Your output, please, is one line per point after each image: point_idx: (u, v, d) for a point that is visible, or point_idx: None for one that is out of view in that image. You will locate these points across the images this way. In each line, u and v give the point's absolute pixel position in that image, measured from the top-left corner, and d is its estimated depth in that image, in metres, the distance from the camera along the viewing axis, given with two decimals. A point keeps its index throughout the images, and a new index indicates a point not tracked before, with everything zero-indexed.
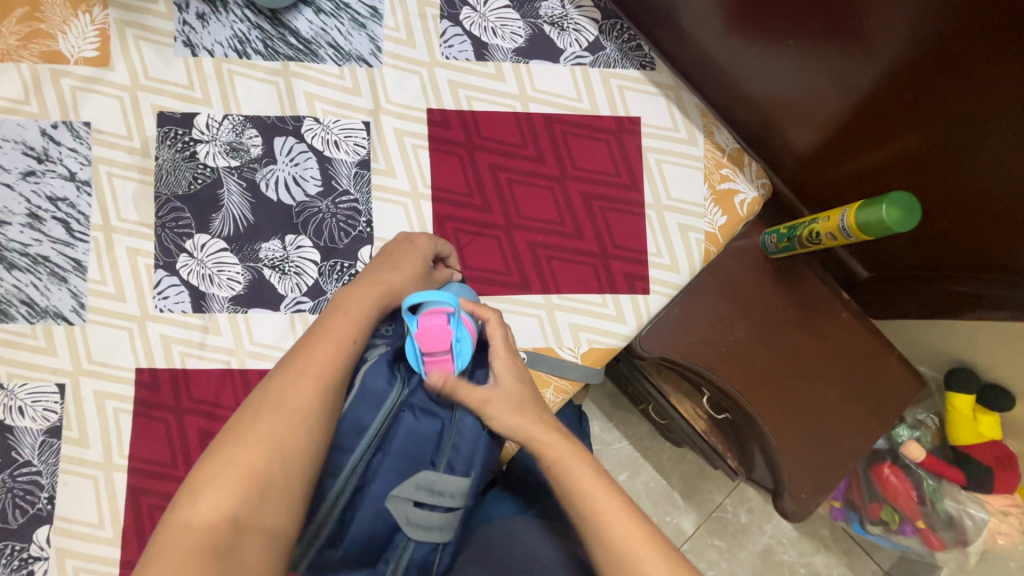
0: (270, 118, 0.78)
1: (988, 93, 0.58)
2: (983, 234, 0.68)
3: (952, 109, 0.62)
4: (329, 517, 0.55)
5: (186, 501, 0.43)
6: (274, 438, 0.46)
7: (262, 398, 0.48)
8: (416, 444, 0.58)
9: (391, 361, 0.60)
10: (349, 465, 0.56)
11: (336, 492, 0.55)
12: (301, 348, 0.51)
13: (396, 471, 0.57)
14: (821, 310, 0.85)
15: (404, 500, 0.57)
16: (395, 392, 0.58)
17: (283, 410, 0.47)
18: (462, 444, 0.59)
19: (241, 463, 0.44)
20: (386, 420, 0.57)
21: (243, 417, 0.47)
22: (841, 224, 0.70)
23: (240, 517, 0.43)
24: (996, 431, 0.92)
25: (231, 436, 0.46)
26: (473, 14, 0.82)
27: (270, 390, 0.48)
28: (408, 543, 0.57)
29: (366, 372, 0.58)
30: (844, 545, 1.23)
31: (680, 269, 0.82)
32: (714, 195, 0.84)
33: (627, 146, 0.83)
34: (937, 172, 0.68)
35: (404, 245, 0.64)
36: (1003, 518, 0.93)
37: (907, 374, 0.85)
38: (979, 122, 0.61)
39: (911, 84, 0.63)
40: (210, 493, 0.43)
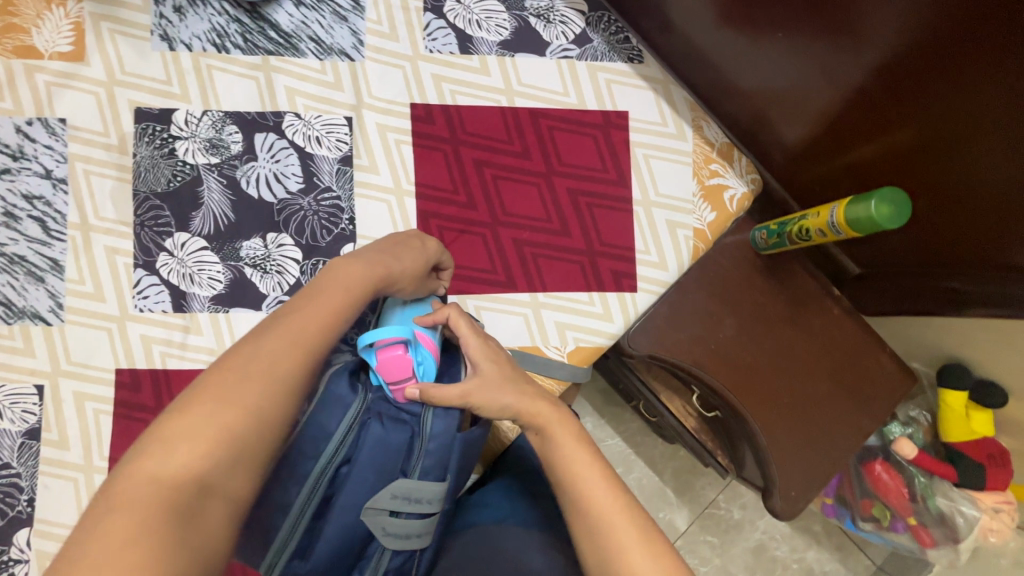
0: (250, 113, 0.77)
1: (985, 84, 0.56)
2: (974, 230, 0.66)
3: (947, 101, 0.60)
4: (298, 525, 0.54)
5: (156, 451, 0.40)
6: (258, 404, 0.45)
7: (250, 359, 0.47)
8: (385, 454, 0.56)
9: (353, 372, 0.59)
10: (315, 472, 0.55)
11: (303, 501, 0.54)
12: (290, 316, 0.50)
13: (363, 482, 0.55)
14: (812, 307, 0.84)
15: (381, 511, 0.56)
16: (359, 398, 0.57)
17: (271, 377, 0.46)
18: (435, 450, 0.58)
19: (223, 423, 0.43)
20: (351, 427, 0.56)
21: (226, 374, 0.45)
22: (830, 221, 0.68)
23: (211, 478, 0.41)
24: (989, 427, 0.91)
25: (212, 389, 0.44)
26: (457, 7, 0.80)
27: (260, 352, 0.47)
28: (385, 552, 0.57)
29: (330, 377, 0.57)
30: (837, 540, 1.23)
31: (668, 267, 0.81)
32: (703, 190, 0.82)
33: (615, 141, 0.81)
34: (928, 167, 0.66)
35: (407, 245, 0.61)
36: (995, 515, 0.92)
37: (898, 370, 0.85)
38: (975, 114, 0.59)
39: (905, 76, 0.61)
40: (185, 448, 0.41)
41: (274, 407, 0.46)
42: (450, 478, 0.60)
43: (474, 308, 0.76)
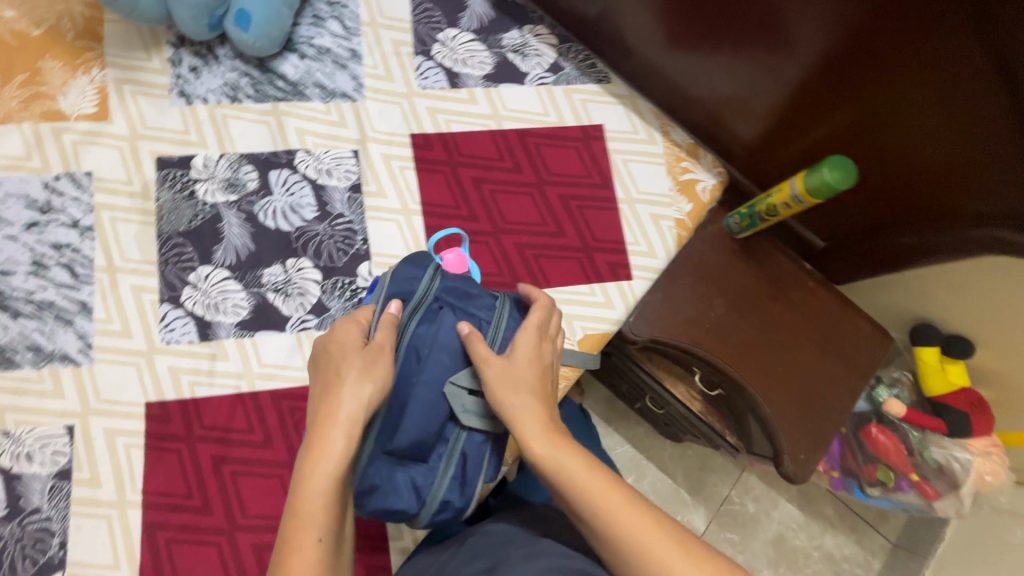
0: (264, 154, 0.84)
1: (903, 56, 0.67)
2: (918, 191, 0.77)
3: (872, 73, 0.71)
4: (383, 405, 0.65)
5: (303, 490, 0.53)
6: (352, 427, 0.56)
7: (329, 398, 0.57)
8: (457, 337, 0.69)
9: (420, 262, 0.72)
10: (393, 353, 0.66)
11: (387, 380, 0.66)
12: (339, 351, 0.60)
13: (440, 363, 0.67)
14: (789, 280, 0.92)
15: (460, 390, 0.68)
16: (426, 288, 0.69)
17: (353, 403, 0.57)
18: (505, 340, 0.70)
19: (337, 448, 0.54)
20: (421, 309, 0.69)
21: (316, 418, 0.57)
22: (792, 193, 0.77)
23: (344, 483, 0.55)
24: (964, 378, 1.00)
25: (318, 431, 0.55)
26: (443, 49, 0.91)
27: (333, 392, 0.57)
28: (461, 432, 0.68)
29: (398, 275, 0.70)
30: (849, 521, 1.36)
31: (657, 254, 0.88)
32: (678, 185, 0.90)
33: (595, 150, 0.90)
34: (871, 142, 0.77)
35: (336, 328, 0.62)
36: (987, 458, 0.98)
37: (873, 329, 0.93)
38: (899, 82, 0.69)
39: (842, 61, 0.72)
40: (316, 478, 0.53)
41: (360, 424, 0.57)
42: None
43: None
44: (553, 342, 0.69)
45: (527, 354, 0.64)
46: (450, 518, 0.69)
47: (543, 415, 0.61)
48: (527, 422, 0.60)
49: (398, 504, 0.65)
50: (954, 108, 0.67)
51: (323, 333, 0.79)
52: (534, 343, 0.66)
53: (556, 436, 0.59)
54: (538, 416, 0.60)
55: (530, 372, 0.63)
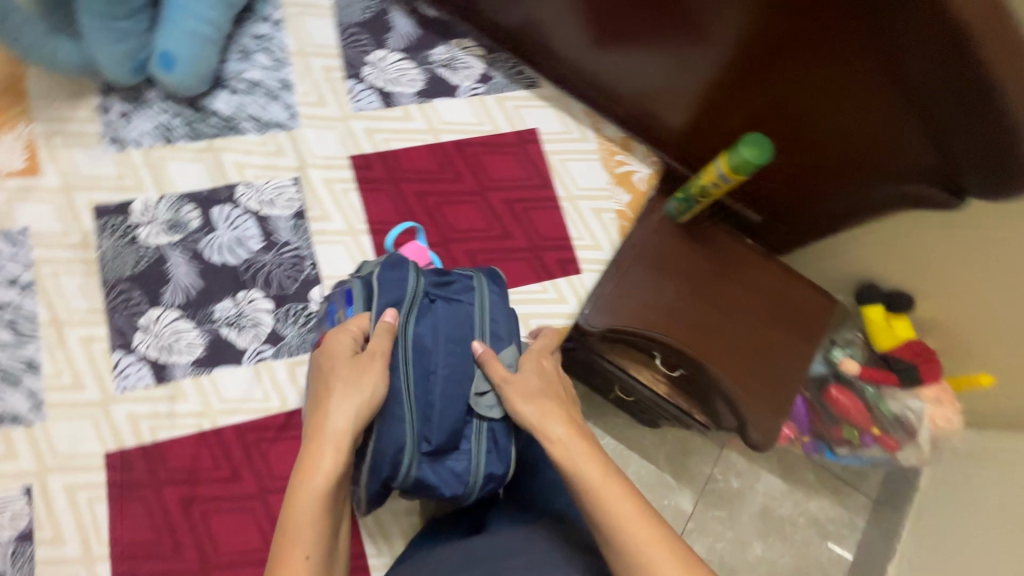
0: (204, 191, 0.84)
1: (800, 41, 0.70)
2: (833, 164, 0.81)
3: (784, 76, 0.75)
4: (411, 408, 0.66)
5: (292, 503, 0.55)
6: (339, 440, 0.58)
7: (321, 413, 0.60)
8: (457, 323, 0.72)
9: (401, 261, 0.73)
10: (404, 356, 0.67)
11: (407, 384, 0.66)
12: (331, 367, 0.63)
13: (451, 352, 0.70)
14: (732, 257, 0.96)
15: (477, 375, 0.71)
16: (415, 283, 0.71)
17: (342, 415, 0.60)
18: (498, 318, 0.75)
19: (325, 460, 0.57)
20: (413, 305, 0.70)
21: (308, 434, 0.60)
22: (717, 173, 0.80)
23: (333, 496, 0.56)
24: (909, 331, 1.06)
25: (309, 446, 0.58)
26: (374, 71, 0.93)
27: (323, 405, 0.61)
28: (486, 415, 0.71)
29: (384, 278, 0.71)
30: (831, 484, 1.40)
31: (602, 246, 0.92)
32: (615, 178, 0.94)
33: (532, 153, 0.93)
34: (785, 122, 0.81)
35: (328, 342, 0.65)
36: (939, 405, 1.03)
37: (817, 294, 0.97)
38: (807, 80, 0.74)
39: (750, 62, 0.77)
40: (303, 490, 0.56)
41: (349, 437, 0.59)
42: (516, 343, 0.75)
43: None
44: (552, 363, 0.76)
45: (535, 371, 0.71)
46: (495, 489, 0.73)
47: (559, 411, 0.67)
48: (549, 418, 0.66)
49: (447, 492, 0.69)
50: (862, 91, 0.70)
51: (281, 362, 0.80)
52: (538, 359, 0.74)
53: (574, 428, 0.65)
54: (557, 411, 0.67)
55: (538, 381, 0.70)
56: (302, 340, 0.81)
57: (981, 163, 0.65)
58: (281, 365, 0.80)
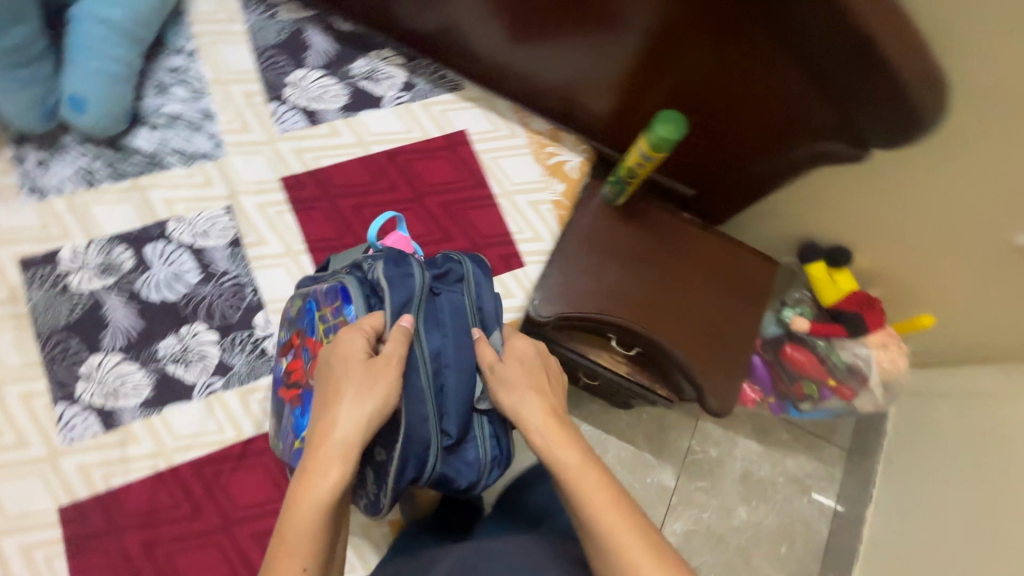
0: (134, 231, 0.83)
1: (701, 17, 0.73)
2: (748, 133, 0.84)
3: (689, 70, 0.80)
4: (431, 407, 0.68)
5: (291, 512, 0.56)
6: (348, 449, 0.58)
7: (330, 420, 0.59)
8: (459, 315, 0.74)
9: (398, 258, 0.73)
10: (418, 357, 0.69)
11: (424, 385, 0.68)
12: (342, 372, 0.62)
13: (459, 346, 0.72)
14: (672, 232, 0.98)
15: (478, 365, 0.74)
16: (421, 280, 0.71)
17: (350, 422, 0.59)
18: (491, 305, 0.77)
19: (332, 470, 0.57)
20: (421, 303, 0.71)
21: (313, 442, 0.59)
22: (639, 154, 0.82)
23: (336, 504, 0.57)
24: (853, 283, 1.09)
25: (314, 455, 0.58)
26: (295, 91, 0.93)
27: (331, 411, 0.59)
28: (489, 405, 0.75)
29: (388, 278, 0.70)
30: (805, 441, 1.45)
31: (543, 237, 0.92)
32: (547, 169, 0.95)
33: (464, 154, 0.93)
34: (699, 98, 0.83)
35: (342, 340, 0.64)
36: (886, 350, 1.07)
37: (757, 258, 1.00)
38: (707, 73, 0.79)
39: (651, 69, 0.83)
40: (304, 499, 0.56)
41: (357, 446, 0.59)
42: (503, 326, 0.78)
43: None
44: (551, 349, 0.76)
45: (528, 355, 0.71)
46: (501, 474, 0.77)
47: (542, 401, 0.66)
48: (528, 408, 0.65)
49: (464, 482, 0.73)
50: (755, 72, 0.75)
51: (232, 392, 0.79)
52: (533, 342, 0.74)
53: (556, 421, 0.64)
54: (539, 404, 0.66)
55: (523, 369, 0.69)
56: (251, 367, 0.80)
57: (878, 122, 0.68)
58: (233, 395, 0.79)
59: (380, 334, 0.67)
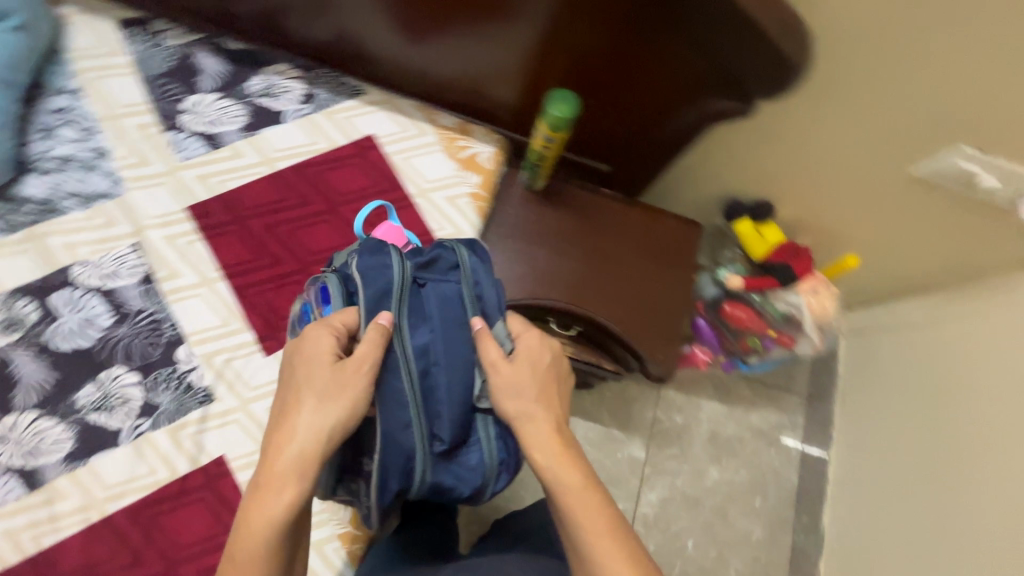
0: (36, 281, 0.80)
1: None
2: (643, 102, 0.86)
3: (574, 46, 0.82)
4: (416, 408, 0.68)
5: (245, 528, 0.55)
6: (306, 459, 0.56)
7: (288, 430, 0.57)
8: (448, 307, 0.72)
9: (379, 250, 0.71)
10: (401, 355, 0.68)
11: (408, 385, 0.67)
12: (303, 375, 0.60)
13: (448, 340, 0.70)
14: (593, 209, 1.00)
15: (472, 359, 0.71)
16: (400, 272, 0.70)
17: (310, 430, 0.57)
18: (486, 296, 0.74)
19: (290, 481, 0.56)
20: (404, 297, 0.70)
21: (270, 453, 0.57)
22: (540, 138, 0.83)
23: (295, 517, 0.56)
24: (779, 235, 1.11)
25: (270, 468, 0.56)
26: (192, 116, 0.91)
27: (290, 419, 0.58)
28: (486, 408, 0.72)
29: (367, 273, 0.69)
30: (766, 394, 1.47)
31: (465, 231, 0.90)
32: (461, 163, 0.93)
33: (373, 159, 0.92)
34: (590, 74, 0.85)
35: (308, 337, 0.62)
36: (817, 296, 1.10)
37: (679, 224, 1.03)
38: (592, 53, 0.81)
39: (540, 57, 0.85)
40: (259, 514, 0.55)
41: (317, 454, 0.57)
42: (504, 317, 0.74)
43: None
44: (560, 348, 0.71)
45: (528, 357, 0.68)
46: (511, 480, 0.76)
47: (547, 418, 0.64)
48: (531, 423, 0.64)
49: (465, 490, 0.72)
50: (633, 38, 0.77)
51: (161, 431, 0.77)
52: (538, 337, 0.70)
53: (559, 443, 0.63)
54: (543, 426, 0.64)
55: (532, 377, 0.66)
56: (179, 403, 0.78)
57: (753, 67, 0.70)
58: (162, 434, 0.77)
59: (353, 329, 0.66)
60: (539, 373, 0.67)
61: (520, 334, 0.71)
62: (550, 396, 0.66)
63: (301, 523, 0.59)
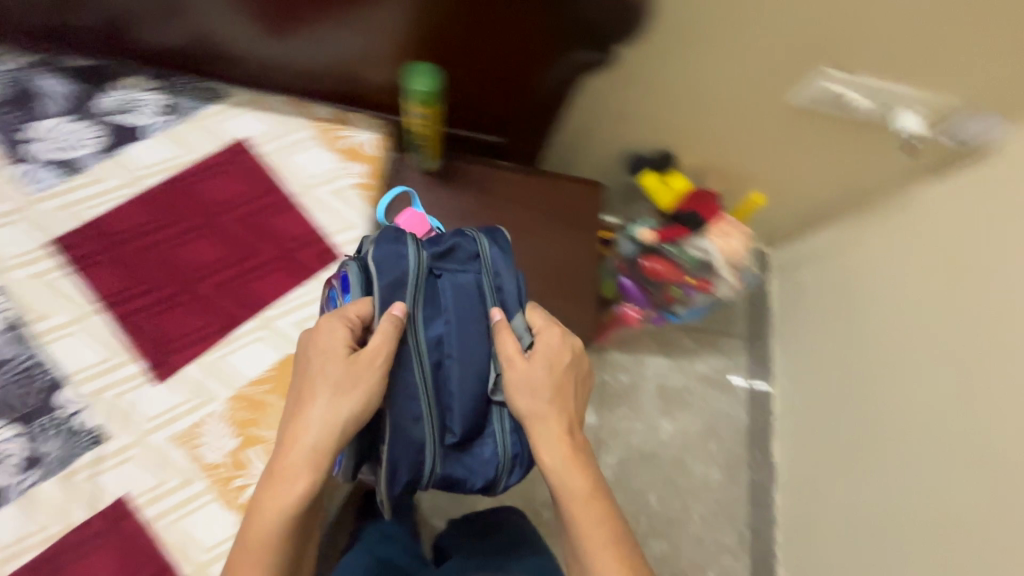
0: None
1: None
2: (513, 66, 0.84)
3: (430, 22, 0.79)
4: (428, 398, 0.68)
5: (252, 526, 0.58)
6: (312, 458, 0.59)
7: (294, 430, 0.59)
8: (464, 297, 0.71)
9: (397, 239, 0.70)
10: (414, 344, 0.68)
11: (419, 376, 0.67)
12: (315, 371, 0.61)
13: (463, 331, 0.70)
14: (489, 181, 0.98)
15: (487, 351, 0.71)
16: (417, 262, 0.69)
17: (318, 430, 0.59)
18: (503, 288, 0.73)
19: (296, 479, 0.58)
20: (421, 286, 0.69)
21: (280, 451, 0.60)
22: (412, 116, 0.80)
23: (300, 514, 0.59)
24: (685, 183, 1.12)
25: (278, 468, 0.59)
26: (42, 144, 0.84)
27: (298, 418, 0.60)
28: (498, 402, 0.72)
29: (382, 261, 0.68)
30: (706, 339, 1.48)
31: (355, 223, 0.88)
32: (342, 154, 0.90)
33: (248, 163, 0.88)
34: (453, 46, 0.82)
35: (321, 328, 0.62)
36: (727, 239, 1.10)
37: (581, 184, 1.02)
38: (449, 22, 0.78)
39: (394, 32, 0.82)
40: (267, 513, 0.58)
41: (324, 451, 0.59)
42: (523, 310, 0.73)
43: (216, 361, 0.79)
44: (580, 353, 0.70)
45: (546, 359, 0.66)
46: (524, 476, 0.75)
47: (559, 419, 0.65)
48: (542, 423, 0.64)
49: (476, 483, 0.72)
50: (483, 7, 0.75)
51: (51, 481, 0.72)
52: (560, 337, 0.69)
53: (568, 446, 0.64)
54: (555, 430, 0.64)
55: (549, 377, 0.66)
56: (67, 448, 0.73)
57: None
58: (53, 484, 0.72)
59: (364, 321, 0.65)
60: (558, 373, 0.66)
61: (541, 329, 0.69)
62: (566, 401, 0.67)
63: (310, 516, 0.62)
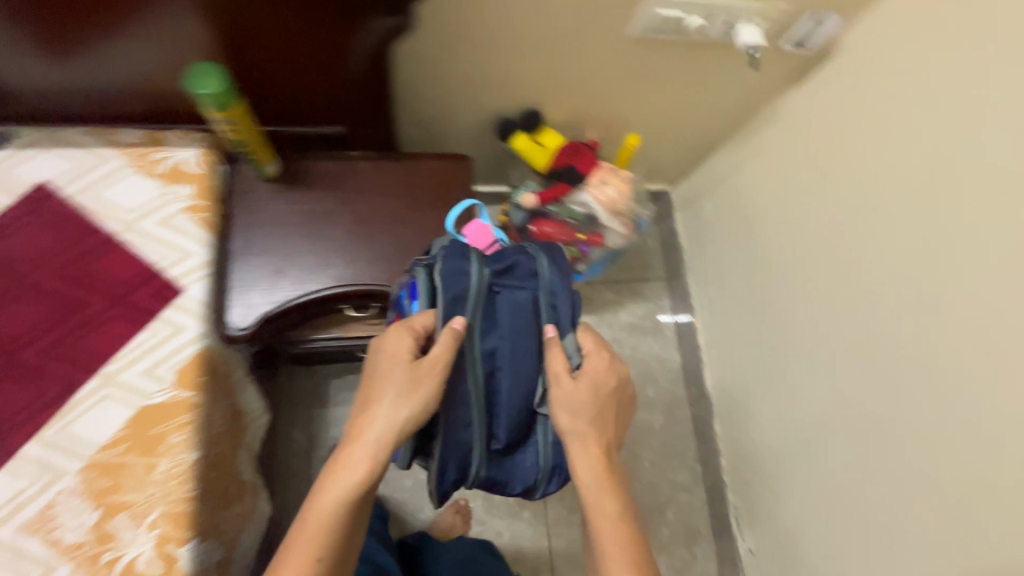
0: None
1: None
2: (318, 60, 0.76)
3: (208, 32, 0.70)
4: (478, 406, 0.70)
5: (309, 515, 0.64)
6: (373, 453, 0.64)
7: (362, 424, 0.65)
8: (518, 313, 0.70)
9: (460, 256, 0.69)
10: (469, 355, 0.69)
11: (472, 386, 0.69)
12: (384, 367, 0.65)
13: (517, 346, 0.70)
14: (339, 176, 0.91)
15: (537, 366, 0.71)
16: (479, 279, 0.68)
17: (380, 427, 0.64)
18: (558, 305, 0.71)
19: (354, 471, 0.64)
20: (481, 300, 0.69)
21: (345, 446, 0.65)
22: (215, 120, 0.73)
23: (349, 509, 0.64)
24: (558, 139, 1.08)
25: (340, 461, 0.64)
26: None
27: (365, 413, 0.65)
28: (543, 416, 0.74)
29: (445, 275, 0.68)
30: (626, 288, 1.46)
31: (193, 250, 0.80)
32: (163, 178, 0.82)
33: (54, 209, 0.78)
34: (247, 52, 0.74)
35: (390, 334, 0.66)
36: (605, 187, 1.07)
37: (442, 160, 0.95)
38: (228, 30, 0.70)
39: (152, 37, 0.70)
40: (321, 505, 0.63)
41: (382, 447, 0.64)
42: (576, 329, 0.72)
43: (56, 433, 0.71)
44: (619, 381, 0.71)
45: (591, 383, 0.68)
46: (562, 485, 0.78)
47: (596, 441, 0.68)
48: (578, 441, 0.68)
49: (516, 487, 0.76)
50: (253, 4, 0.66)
51: None
52: (602, 363, 0.70)
53: (601, 466, 0.68)
54: (590, 448, 0.68)
55: (590, 399, 0.68)
56: None
57: None
58: None
59: (428, 333, 0.68)
60: (600, 398, 0.69)
61: (590, 352, 0.70)
62: (606, 430, 0.70)
63: (361, 512, 0.67)
